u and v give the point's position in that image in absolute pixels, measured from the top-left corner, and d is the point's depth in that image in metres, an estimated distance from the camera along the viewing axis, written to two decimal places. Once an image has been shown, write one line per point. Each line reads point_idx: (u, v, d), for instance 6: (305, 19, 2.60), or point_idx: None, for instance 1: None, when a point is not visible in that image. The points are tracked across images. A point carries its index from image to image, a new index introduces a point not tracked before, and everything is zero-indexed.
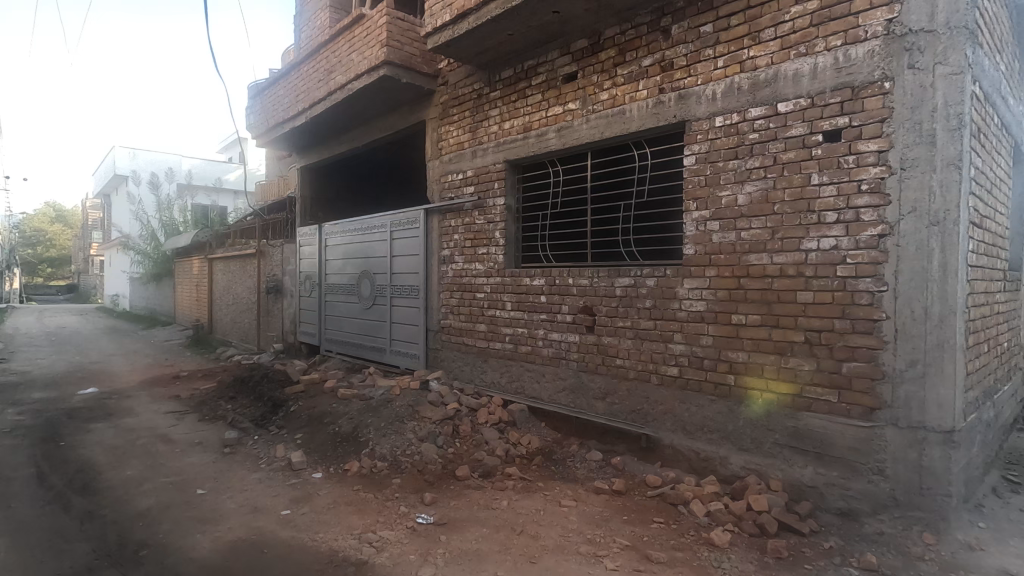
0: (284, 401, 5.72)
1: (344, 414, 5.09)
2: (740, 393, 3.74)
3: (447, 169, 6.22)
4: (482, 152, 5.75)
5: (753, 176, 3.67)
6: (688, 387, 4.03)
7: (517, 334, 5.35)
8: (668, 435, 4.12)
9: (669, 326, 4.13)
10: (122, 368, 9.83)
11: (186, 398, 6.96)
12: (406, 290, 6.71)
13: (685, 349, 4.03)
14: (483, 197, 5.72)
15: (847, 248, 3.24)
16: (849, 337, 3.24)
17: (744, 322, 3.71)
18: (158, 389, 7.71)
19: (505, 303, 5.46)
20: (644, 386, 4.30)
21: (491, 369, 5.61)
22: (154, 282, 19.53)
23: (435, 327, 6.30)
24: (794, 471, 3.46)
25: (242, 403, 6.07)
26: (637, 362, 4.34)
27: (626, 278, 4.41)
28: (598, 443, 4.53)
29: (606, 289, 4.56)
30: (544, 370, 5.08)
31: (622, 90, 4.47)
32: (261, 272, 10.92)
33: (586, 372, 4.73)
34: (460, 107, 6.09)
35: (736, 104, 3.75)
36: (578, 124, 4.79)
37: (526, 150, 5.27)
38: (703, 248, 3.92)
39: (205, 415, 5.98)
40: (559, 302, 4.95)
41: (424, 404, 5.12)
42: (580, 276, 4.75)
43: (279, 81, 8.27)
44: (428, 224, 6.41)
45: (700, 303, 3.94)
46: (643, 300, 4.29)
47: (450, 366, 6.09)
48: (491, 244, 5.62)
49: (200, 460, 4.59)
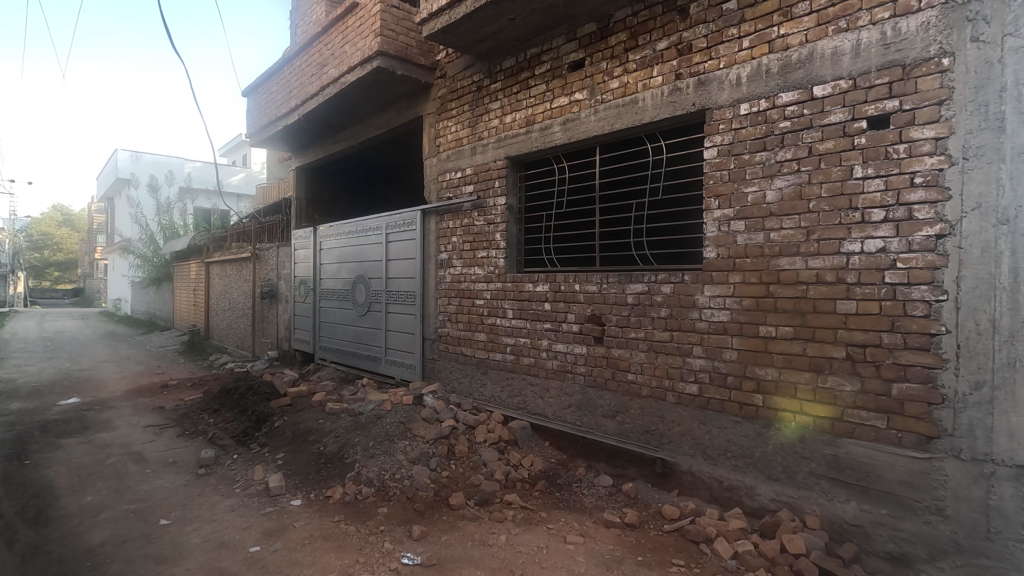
0: (269, 416, 5.32)
1: (331, 432, 4.68)
2: (769, 415, 3.30)
3: (445, 167, 5.83)
4: (482, 148, 5.35)
5: (784, 170, 3.24)
6: (709, 406, 3.60)
7: (519, 344, 4.93)
8: (686, 460, 3.69)
9: (687, 339, 3.70)
10: (111, 376, 9.47)
11: (169, 410, 6.57)
12: (402, 296, 6.31)
13: (706, 364, 3.60)
14: (483, 197, 5.32)
15: (897, 251, 2.81)
16: (899, 353, 2.80)
17: (774, 335, 3.28)
18: (142, 399, 7.33)
19: (507, 311, 5.05)
20: (659, 404, 3.87)
21: (491, 382, 5.19)
22: (154, 287, 19.28)
23: (433, 336, 5.88)
24: (834, 506, 3.02)
25: (225, 417, 5.68)
26: (650, 378, 3.92)
27: (639, 284, 3.99)
28: (607, 467, 4.10)
29: (617, 296, 4.14)
30: (548, 385, 4.66)
31: (634, 78, 4.06)
32: (257, 276, 10.55)
33: (594, 388, 4.30)
34: (458, 100, 5.70)
35: (764, 89, 3.34)
36: (586, 115, 4.39)
37: (528, 145, 4.87)
38: (726, 250, 3.50)
39: (185, 430, 5.58)
40: (564, 310, 4.54)
41: (417, 421, 4.70)
42: (588, 282, 4.34)
43: (273, 76, 7.92)
44: (425, 226, 6.02)
45: (723, 313, 3.52)
46: (658, 309, 3.87)
47: (447, 378, 5.67)
48: (491, 247, 5.21)
49: (170, 483, 4.19)
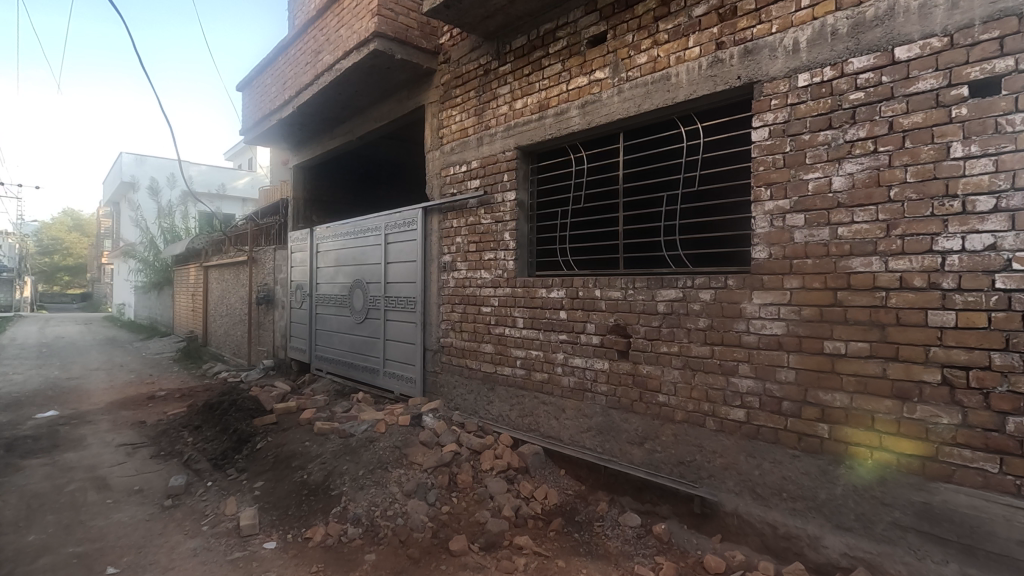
0: (251, 436, 4.78)
1: (317, 458, 4.13)
2: (837, 450, 2.72)
3: (449, 160, 5.29)
4: (490, 138, 4.81)
5: (855, 152, 2.67)
6: (759, 436, 3.01)
7: (531, 358, 4.37)
8: (730, 500, 3.11)
9: (731, 354, 3.13)
10: (98, 386, 8.97)
11: (149, 426, 6.04)
12: (402, 303, 5.76)
13: (754, 386, 3.02)
14: (490, 192, 4.77)
15: (1013, 249, 2.23)
16: (1017, 379, 2.22)
17: (843, 352, 2.69)
18: (123, 413, 6.81)
19: (517, 319, 4.49)
20: (697, 431, 3.29)
21: (499, 400, 4.62)
22: (155, 292, 18.90)
23: (435, 347, 5.32)
24: (926, 567, 2.44)
25: (204, 436, 5.13)
26: (686, 400, 3.35)
27: (671, 290, 3.42)
28: (634, 503, 3.52)
29: (645, 304, 3.57)
30: (564, 404, 4.09)
31: (666, 50, 3.50)
32: (253, 280, 10.05)
33: (619, 410, 3.73)
34: (463, 87, 5.17)
35: (829, 54, 2.77)
36: (608, 96, 3.83)
37: (542, 133, 4.32)
38: (780, 249, 2.93)
39: (160, 450, 5.05)
40: (583, 320, 3.97)
41: (415, 445, 4.13)
42: (611, 287, 3.78)
43: (267, 68, 7.45)
44: (427, 225, 5.47)
45: (778, 325, 2.93)
46: (695, 319, 3.31)
47: (450, 394, 5.11)
48: (499, 248, 4.65)
49: (130, 517, 3.64)
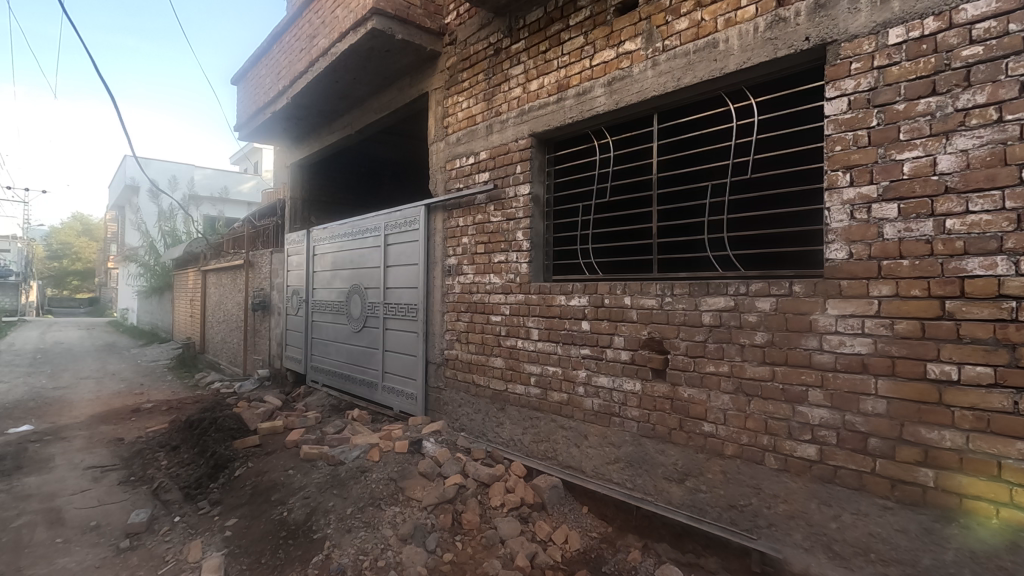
0: (230, 461, 4.23)
1: (300, 490, 3.57)
2: (945, 503, 2.13)
3: (455, 152, 4.75)
4: (501, 125, 4.27)
5: (969, 122, 2.10)
6: (836, 480, 2.43)
7: (547, 375, 3.80)
8: (798, 557, 2.53)
9: (798, 377, 2.55)
10: (83, 396, 8.47)
11: (125, 444, 5.51)
12: (403, 311, 5.20)
13: (829, 418, 2.44)
14: (501, 186, 4.22)
15: None
16: None
17: (953, 378, 2.11)
18: (102, 429, 6.28)
19: (531, 330, 3.93)
20: (754, 469, 2.71)
21: (510, 422, 4.06)
22: (157, 297, 18.53)
23: (438, 360, 4.76)
24: None
25: (180, 459, 4.59)
26: (738, 431, 2.77)
27: (720, 298, 2.85)
28: (674, 553, 2.94)
29: (686, 314, 3.00)
30: (587, 429, 3.52)
31: (712, 12, 2.94)
32: (249, 285, 9.55)
33: (653, 440, 3.16)
34: (471, 70, 4.62)
35: (932, 2, 2.20)
36: (640, 71, 3.27)
37: (561, 117, 3.77)
38: (864, 248, 2.35)
39: (130, 475, 4.51)
40: (609, 332, 3.40)
41: (413, 476, 3.56)
42: (643, 294, 3.21)
43: (262, 58, 6.97)
44: (430, 224, 4.93)
45: (862, 343, 2.35)
46: (750, 333, 2.73)
47: (455, 413, 4.55)
48: (511, 249, 4.10)
49: (77, 563, 3.09)
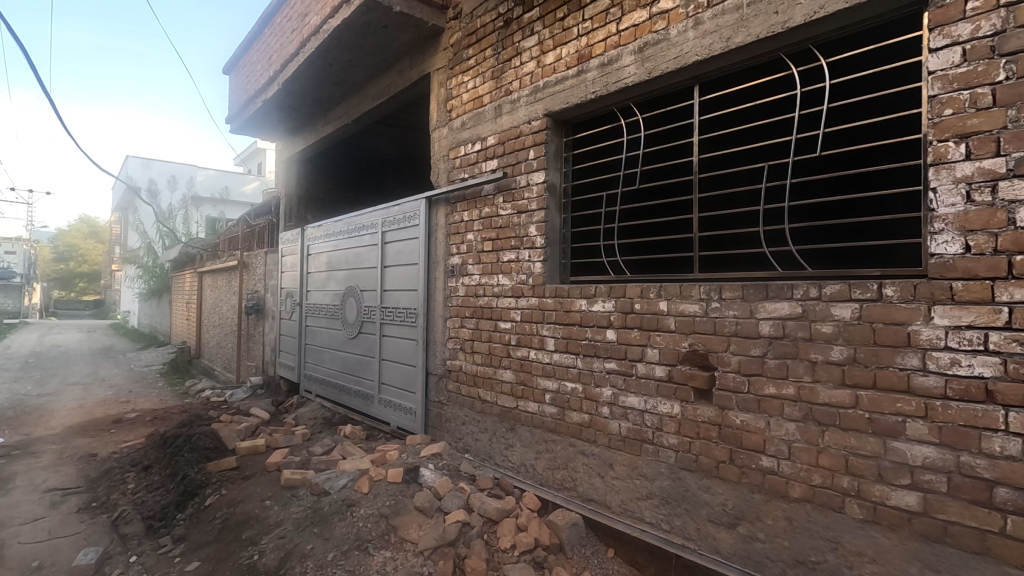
0: (201, 487, 3.72)
1: (275, 528, 3.07)
2: None
3: (459, 138, 4.23)
4: (511, 105, 3.75)
5: None
6: (947, 540, 1.89)
7: (565, 393, 3.26)
8: None
9: (890, 403, 2.02)
10: (66, 405, 7.99)
11: (95, 462, 5.02)
12: (401, 316, 4.68)
13: (938, 459, 1.90)
14: (511, 174, 3.70)
15: None
16: None
17: None
18: (76, 442, 5.80)
19: (546, 339, 3.40)
20: (830, 518, 2.17)
21: (521, 445, 3.53)
22: (156, 299, 18.14)
23: (440, 372, 4.23)
24: None
25: (148, 483, 4.08)
26: (808, 469, 2.23)
27: (783, 304, 2.32)
28: None
29: (739, 323, 2.47)
30: (613, 457, 2.99)
31: None
32: (244, 288, 9.06)
33: (695, 474, 2.62)
34: (477, 45, 4.11)
35: None
36: (679, 33, 2.74)
37: (582, 92, 3.25)
38: (987, 240, 1.82)
39: (92, 501, 4.00)
40: (641, 343, 2.87)
41: (408, 511, 3.04)
42: (684, 298, 2.68)
43: (253, 43, 6.50)
44: (432, 220, 4.41)
45: (986, 364, 1.81)
46: (824, 347, 2.20)
47: (458, 432, 4.02)
48: (523, 245, 3.57)
49: None
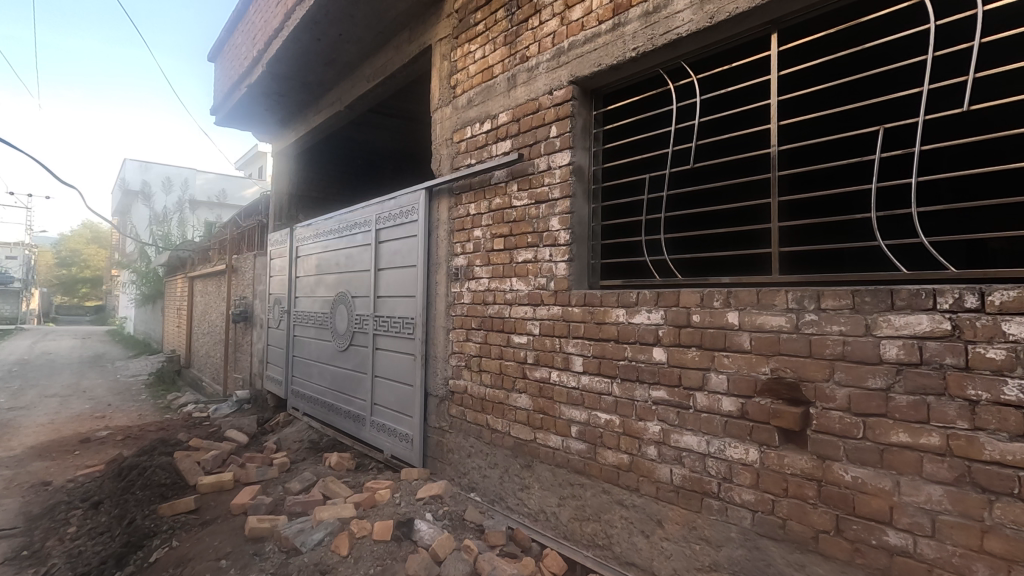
0: (148, 538, 3.06)
1: None
2: None
3: (465, 118, 3.59)
4: (528, 74, 3.10)
5: None
6: None
7: (597, 426, 2.59)
8: None
9: None
10: (35, 420, 7.36)
11: (42, 493, 4.36)
12: (397, 326, 4.03)
13: None
14: (528, 156, 3.04)
15: None
16: None
17: None
18: (30, 468, 5.15)
19: (571, 357, 2.73)
20: None
21: (540, 488, 2.85)
22: (150, 305, 17.53)
23: (441, 394, 3.56)
24: None
25: (90, 527, 3.42)
26: (964, 556, 1.56)
27: (919, 318, 1.65)
28: None
29: (847, 343, 1.80)
30: (663, 511, 2.31)
31: None
32: (233, 293, 8.43)
33: (782, 545, 1.94)
34: (487, 8, 3.47)
35: None
36: None
37: (620, 49, 2.59)
38: None
39: (20, 548, 3.34)
40: (701, 367, 2.20)
41: None
42: (765, 309, 2.01)
43: (238, 23, 5.88)
44: (433, 214, 3.76)
45: None
46: (991, 381, 1.53)
47: (462, 466, 3.35)
48: (543, 242, 2.90)
49: None
